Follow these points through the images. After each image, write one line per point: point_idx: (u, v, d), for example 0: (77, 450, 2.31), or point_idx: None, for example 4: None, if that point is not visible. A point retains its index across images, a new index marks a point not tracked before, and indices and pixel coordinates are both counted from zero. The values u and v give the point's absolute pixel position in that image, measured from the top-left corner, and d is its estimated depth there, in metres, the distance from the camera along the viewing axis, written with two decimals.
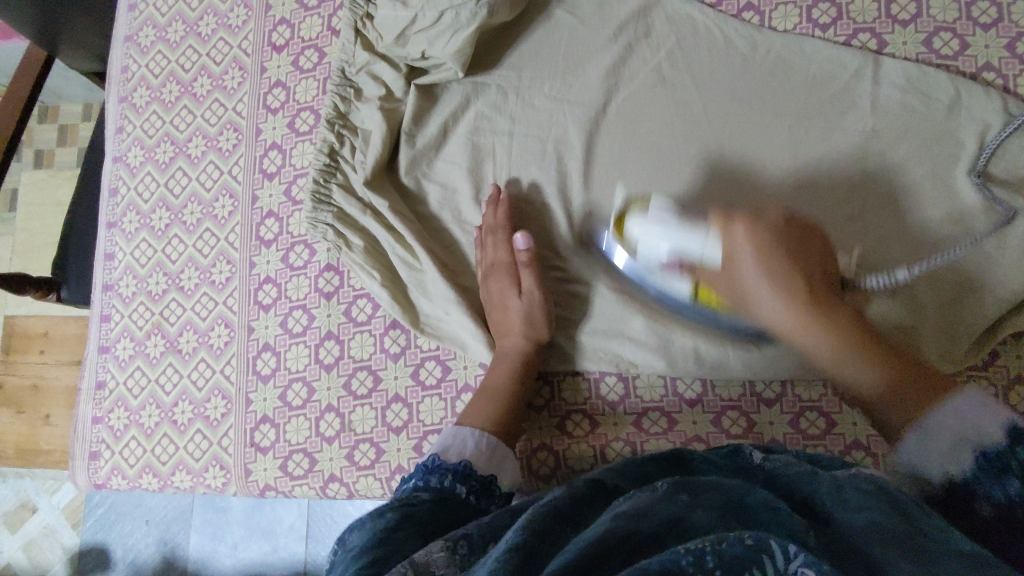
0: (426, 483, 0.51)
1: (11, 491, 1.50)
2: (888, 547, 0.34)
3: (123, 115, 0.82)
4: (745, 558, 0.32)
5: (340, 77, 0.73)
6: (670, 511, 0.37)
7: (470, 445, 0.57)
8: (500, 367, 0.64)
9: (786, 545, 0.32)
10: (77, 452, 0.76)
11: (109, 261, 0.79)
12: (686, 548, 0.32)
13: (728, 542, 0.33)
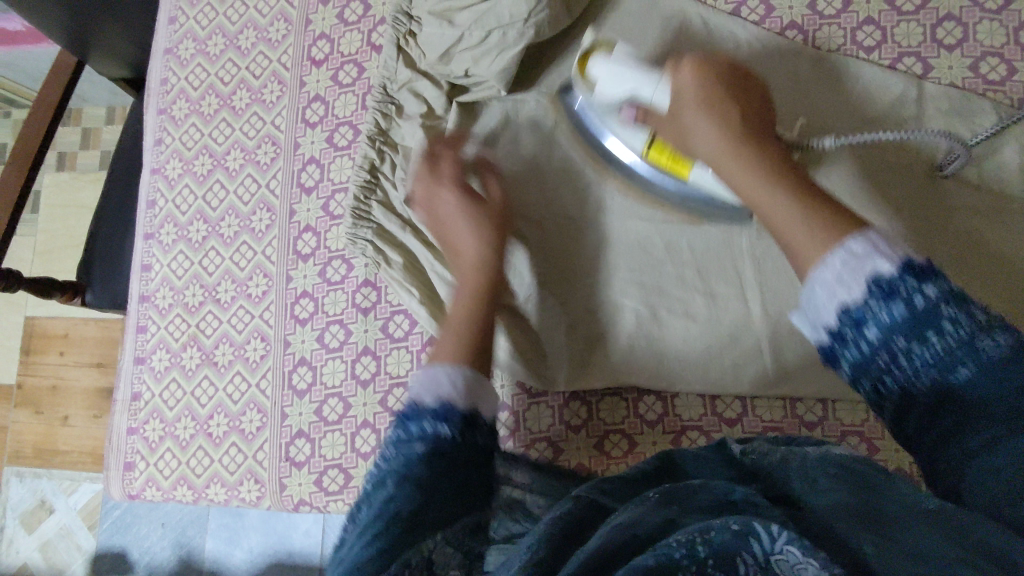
0: (420, 431, 0.47)
1: (30, 491, 1.51)
2: (912, 528, 0.34)
3: (162, 127, 0.82)
4: (738, 546, 0.31)
5: (381, 93, 0.73)
6: (664, 514, 0.37)
7: (445, 385, 0.50)
8: (466, 286, 0.62)
9: (772, 527, 0.32)
10: (112, 462, 0.76)
11: (146, 272, 0.79)
12: (679, 542, 0.32)
13: (714, 531, 0.32)
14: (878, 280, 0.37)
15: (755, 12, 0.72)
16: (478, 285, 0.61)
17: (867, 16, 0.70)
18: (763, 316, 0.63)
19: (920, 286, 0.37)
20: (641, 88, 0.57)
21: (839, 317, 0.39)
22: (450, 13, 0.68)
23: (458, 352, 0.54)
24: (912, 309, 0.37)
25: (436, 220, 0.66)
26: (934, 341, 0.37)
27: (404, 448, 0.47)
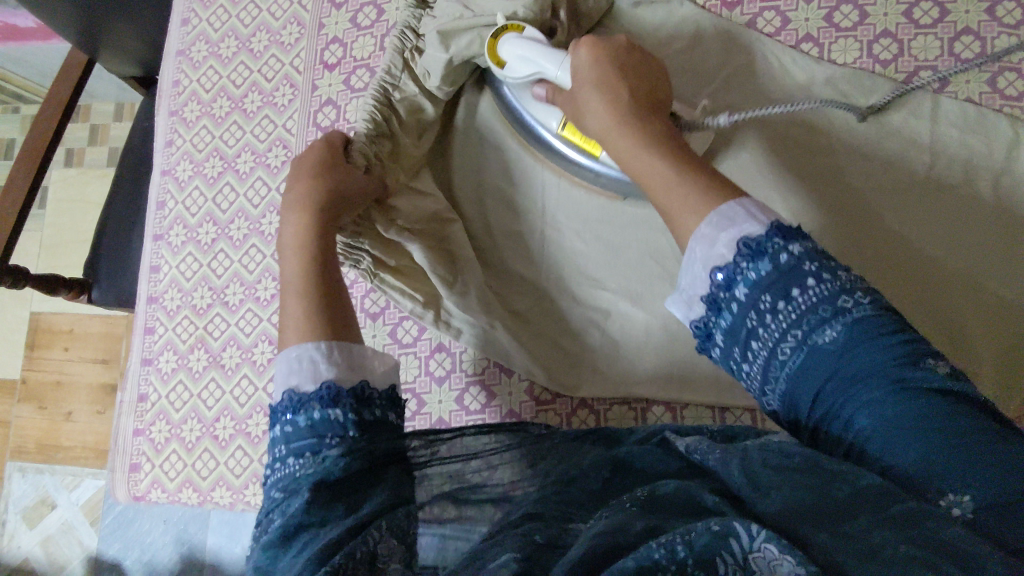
0: (309, 419, 0.44)
1: (32, 485, 1.51)
2: (863, 516, 0.31)
3: (173, 129, 0.82)
4: (715, 545, 0.29)
5: (379, 92, 0.67)
6: (644, 518, 0.34)
7: (322, 370, 0.46)
8: (294, 254, 0.55)
9: (749, 525, 0.30)
10: (117, 463, 0.76)
11: (154, 273, 0.79)
12: (658, 544, 0.30)
13: (695, 531, 0.30)
14: (747, 239, 0.40)
15: (770, 22, 0.72)
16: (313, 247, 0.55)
17: (884, 29, 0.69)
18: None
19: (784, 244, 0.40)
20: (546, 68, 0.61)
21: (711, 279, 0.42)
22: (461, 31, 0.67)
23: (311, 316, 0.50)
24: (778, 263, 0.39)
25: (302, 199, 0.57)
26: (796, 297, 0.39)
27: (295, 443, 0.43)
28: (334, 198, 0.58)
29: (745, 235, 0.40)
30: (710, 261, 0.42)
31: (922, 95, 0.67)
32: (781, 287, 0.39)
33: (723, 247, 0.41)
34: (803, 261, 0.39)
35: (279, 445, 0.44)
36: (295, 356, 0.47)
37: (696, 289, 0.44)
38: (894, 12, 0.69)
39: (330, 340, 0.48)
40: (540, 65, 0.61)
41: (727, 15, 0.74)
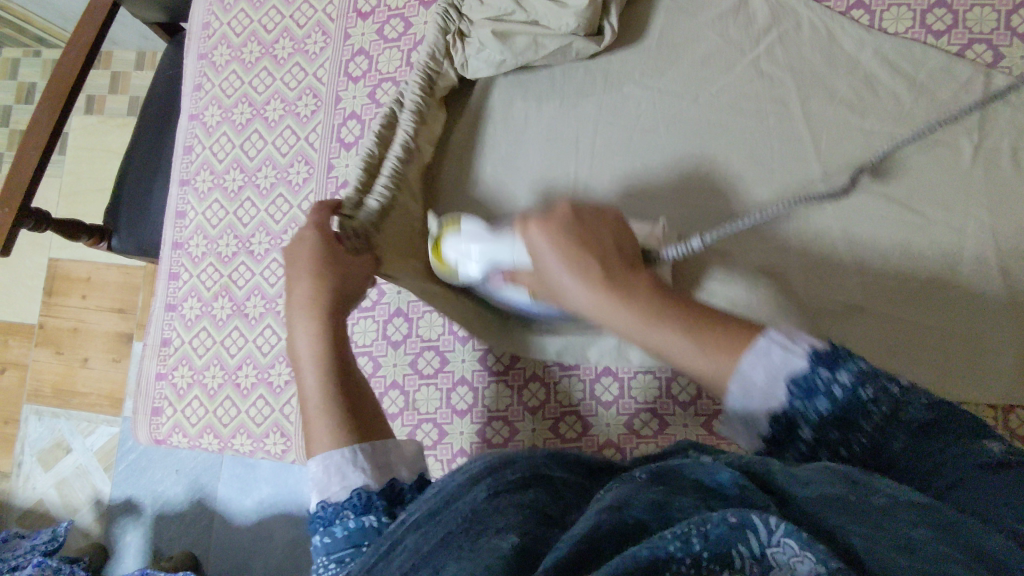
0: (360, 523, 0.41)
1: (48, 429, 1.53)
2: (901, 516, 0.30)
3: (202, 73, 0.81)
4: (730, 538, 0.28)
5: (425, 84, 0.69)
6: (650, 499, 0.33)
7: (348, 475, 0.45)
8: (309, 367, 0.52)
9: (768, 519, 0.28)
10: (140, 406, 0.77)
11: (180, 219, 0.79)
12: (671, 532, 0.28)
13: (711, 522, 0.29)
14: (797, 378, 0.38)
15: None
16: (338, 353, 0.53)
17: None
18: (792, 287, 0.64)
19: (834, 377, 0.36)
20: (502, 256, 0.57)
21: (765, 404, 0.39)
22: (511, 35, 0.68)
23: (338, 422, 0.49)
24: (835, 400, 0.36)
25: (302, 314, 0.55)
26: (824, 392, 0.37)
27: (337, 552, 0.41)
28: (345, 292, 0.57)
29: (794, 374, 0.38)
30: (745, 382, 0.39)
31: (977, 71, 0.64)
32: (808, 390, 0.37)
33: (761, 375, 0.39)
34: (842, 374, 0.36)
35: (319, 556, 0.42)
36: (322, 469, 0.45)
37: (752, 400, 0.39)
38: None
39: (353, 445, 0.47)
40: (495, 253, 0.58)
41: None
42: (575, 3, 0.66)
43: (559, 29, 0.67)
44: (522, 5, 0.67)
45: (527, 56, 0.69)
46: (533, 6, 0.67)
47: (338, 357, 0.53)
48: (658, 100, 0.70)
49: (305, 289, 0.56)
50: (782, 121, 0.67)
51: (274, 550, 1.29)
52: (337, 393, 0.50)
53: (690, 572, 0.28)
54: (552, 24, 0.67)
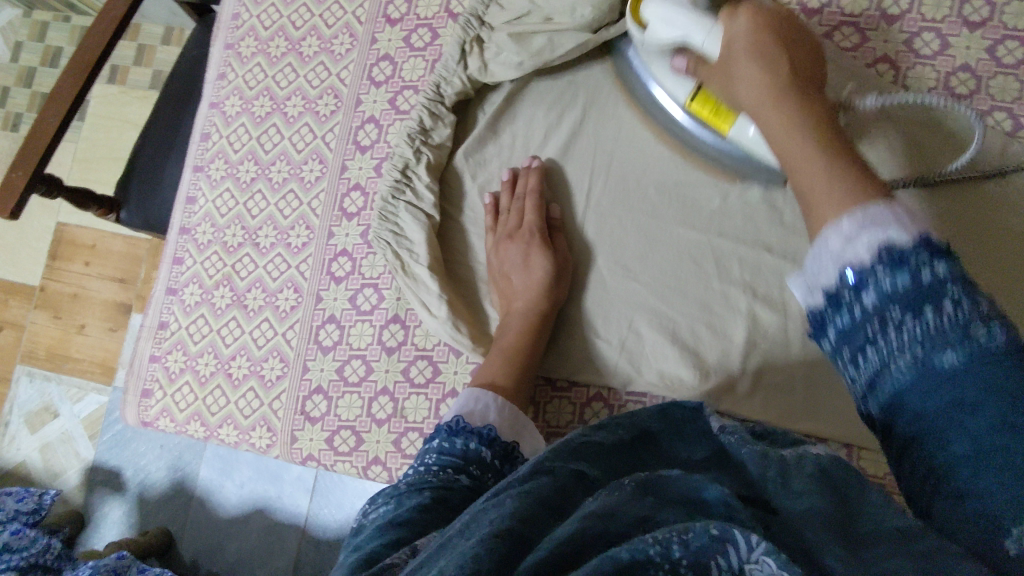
0: (450, 445, 0.53)
1: (38, 391, 1.54)
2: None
3: (227, 62, 0.82)
4: (710, 549, 0.28)
5: (433, 92, 0.71)
6: (639, 509, 0.33)
7: (489, 415, 0.58)
8: (512, 331, 0.65)
9: (750, 533, 0.28)
10: (131, 385, 0.77)
11: (190, 205, 0.79)
12: (652, 537, 0.28)
13: (691, 532, 0.28)
14: (890, 247, 0.35)
15: (847, 40, 0.70)
16: (528, 334, 0.65)
17: (964, 62, 0.67)
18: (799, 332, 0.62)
19: (931, 261, 0.35)
20: None
21: (840, 278, 0.37)
22: (529, 37, 0.69)
23: (509, 374, 0.62)
24: (918, 281, 0.35)
25: (529, 282, 0.65)
26: (929, 316, 0.35)
27: (447, 455, 0.52)
28: (561, 291, 0.67)
29: (890, 243, 0.35)
30: (842, 259, 0.37)
31: (995, 139, 0.64)
32: (919, 299, 0.35)
33: (862, 248, 0.36)
34: (948, 282, 0.35)
35: (428, 454, 0.52)
36: (473, 396, 0.59)
37: (820, 279, 0.39)
38: (977, 47, 0.66)
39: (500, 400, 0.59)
40: None
41: (804, 25, 0.71)
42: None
43: (574, 25, 0.67)
44: (539, 4, 0.68)
45: (545, 55, 0.69)
46: (547, 3, 0.68)
47: (525, 338, 0.64)
48: (677, 136, 0.70)
49: (543, 266, 0.66)
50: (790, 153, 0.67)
51: (249, 535, 1.29)
52: (519, 362, 0.63)
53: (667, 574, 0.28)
54: (567, 20, 0.67)
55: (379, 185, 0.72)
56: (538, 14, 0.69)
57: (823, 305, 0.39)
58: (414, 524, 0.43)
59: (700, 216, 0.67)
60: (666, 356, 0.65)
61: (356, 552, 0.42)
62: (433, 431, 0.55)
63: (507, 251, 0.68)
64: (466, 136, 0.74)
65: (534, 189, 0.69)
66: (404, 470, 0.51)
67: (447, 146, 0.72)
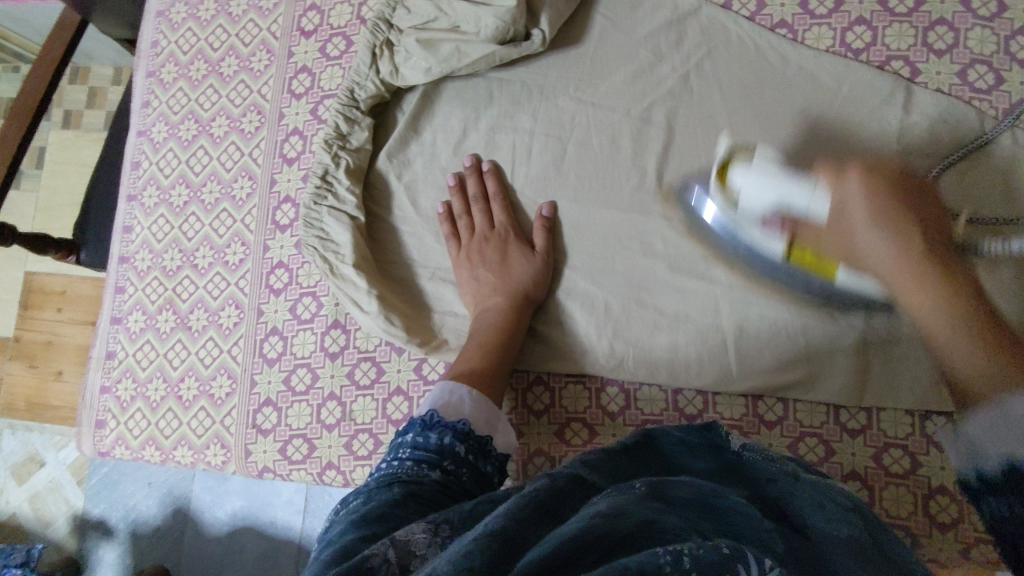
0: (424, 441, 0.54)
1: (21, 442, 1.53)
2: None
3: (150, 90, 0.83)
4: (723, 563, 0.31)
5: (348, 97, 0.72)
6: (644, 511, 0.37)
7: (464, 407, 0.58)
8: (482, 329, 0.66)
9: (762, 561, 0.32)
10: (84, 418, 0.78)
11: (127, 234, 0.80)
12: (664, 550, 0.31)
13: (704, 548, 0.32)
14: None
15: (747, 6, 0.71)
16: (505, 329, 0.65)
17: (859, 17, 0.68)
18: (726, 291, 0.65)
19: None
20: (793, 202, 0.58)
21: None
22: (436, 42, 0.69)
23: (483, 366, 0.63)
24: None
25: (506, 279, 0.67)
26: None
27: (422, 451, 0.53)
28: (543, 290, 0.68)
29: None
30: None
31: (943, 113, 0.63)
32: None
33: None
34: None
35: (404, 448, 0.53)
36: (448, 389, 0.59)
37: None
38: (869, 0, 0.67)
39: (473, 390, 0.59)
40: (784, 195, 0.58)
41: None
42: (494, 5, 0.67)
43: (479, 33, 0.68)
44: (444, 10, 0.69)
45: (452, 63, 0.70)
46: (453, 9, 0.68)
47: (500, 331, 0.65)
48: (592, 114, 0.71)
49: (527, 270, 0.67)
50: (707, 120, 0.68)
51: (245, 563, 1.29)
52: (499, 356, 0.64)
53: None
54: (472, 28, 0.68)
55: (305, 191, 0.73)
56: (445, 21, 0.69)
57: None
58: (387, 520, 0.44)
59: (623, 204, 0.68)
60: (606, 330, 0.67)
61: (329, 547, 0.43)
62: (408, 426, 0.56)
63: (486, 251, 0.69)
64: (387, 137, 0.74)
65: (494, 193, 0.71)
66: (379, 466, 0.52)
67: (366, 148, 0.73)
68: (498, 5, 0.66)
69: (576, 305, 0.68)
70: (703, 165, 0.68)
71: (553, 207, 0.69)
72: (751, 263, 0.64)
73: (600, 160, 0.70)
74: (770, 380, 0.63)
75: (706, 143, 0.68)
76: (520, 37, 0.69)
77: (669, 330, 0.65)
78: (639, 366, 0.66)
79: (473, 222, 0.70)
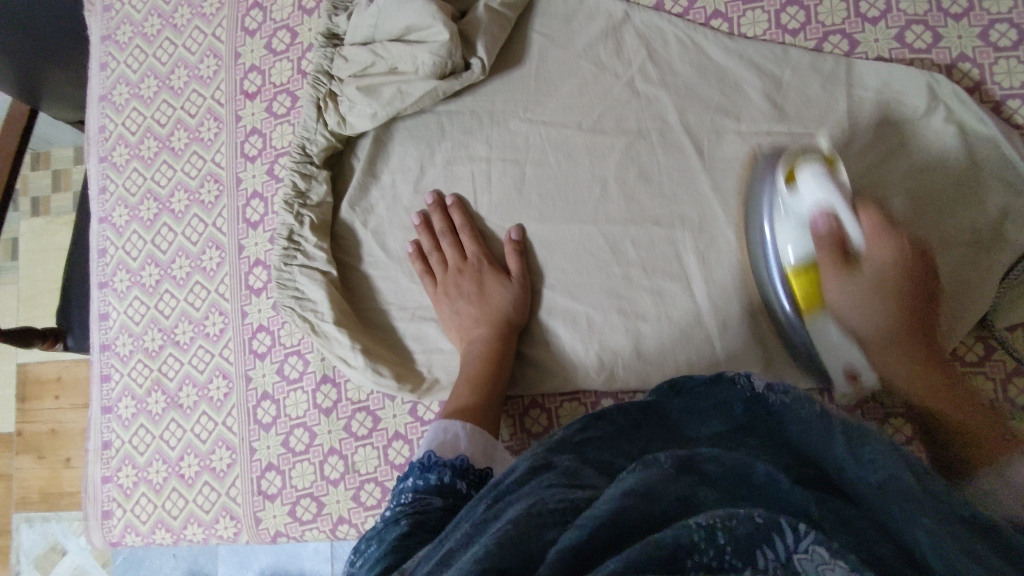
0: (425, 482, 0.53)
1: (41, 535, 1.52)
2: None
3: (105, 174, 0.83)
4: (758, 537, 0.31)
5: (300, 154, 0.73)
6: (677, 486, 0.36)
7: (461, 444, 0.58)
8: (469, 363, 0.66)
9: (796, 525, 0.32)
10: (89, 511, 0.77)
11: (104, 320, 0.80)
12: (697, 524, 0.32)
13: (740, 520, 0.32)
14: None
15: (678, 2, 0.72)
16: (493, 358, 0.65)
17: None
18: (704, 285, 0.65)
19: None
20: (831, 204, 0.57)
21: None
22: (378, 86, 0.70)
23: (476, 399, 0.63)
24: None
25: (486, 309, 0.67)
26: None
27: (424, 492, 0.52)
28: (525, 314, 0.68)
29: None
30: None
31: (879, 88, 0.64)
32: None
33: None
34: None
35: (406, 492, 0.53)
36: (443, 426, 0.59)
37: None
38: None
39: (468, 428, 0.59)
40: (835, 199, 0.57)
41: None
42: (428, 42, 0.67)
43: (418, 72, 0.68)
44: (380, 54, 0.69)
45: (396, 105, 0.70)
46: (388, 52, 0.69)
47: (488, 361, 0.65)
48: (543, 132, 0.71)
49: (505, 296, 0.68)
50: (659, 121, 0.69)
51: None
52: (491, 386, 0.64)
53: (713, 565, 0.31)
54: (410, 67, 0.68)
55: (272, 252, 0.73)
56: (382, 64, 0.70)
57: None
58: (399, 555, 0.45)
59: (588, 215, 0.69)
60: (593, 341, 0.67)
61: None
62: (407, 470, 0.55)
63: (462, 283, 0.69)
64: (346, 186, 0.74)
65: (460, 224, 0.71)
66: (381, 513, 0.52)
67: (327, 201, 0.73)
68: (432, 41, 0.67)
69: (560, 324, 0.68)
70: (664, 164, 0.68)
71: (521, 229, 0.70)
72: (724, 254, 0.65)
73: (561, 176, 0.70)
74: (761, 368, 0.64)
75: (663, 144, 0.68)
76: (459, 67, 0.69)
77: (653, 333, 0.65)
78: (631, 375, 0.66)
79: (443, 256, 0.70)
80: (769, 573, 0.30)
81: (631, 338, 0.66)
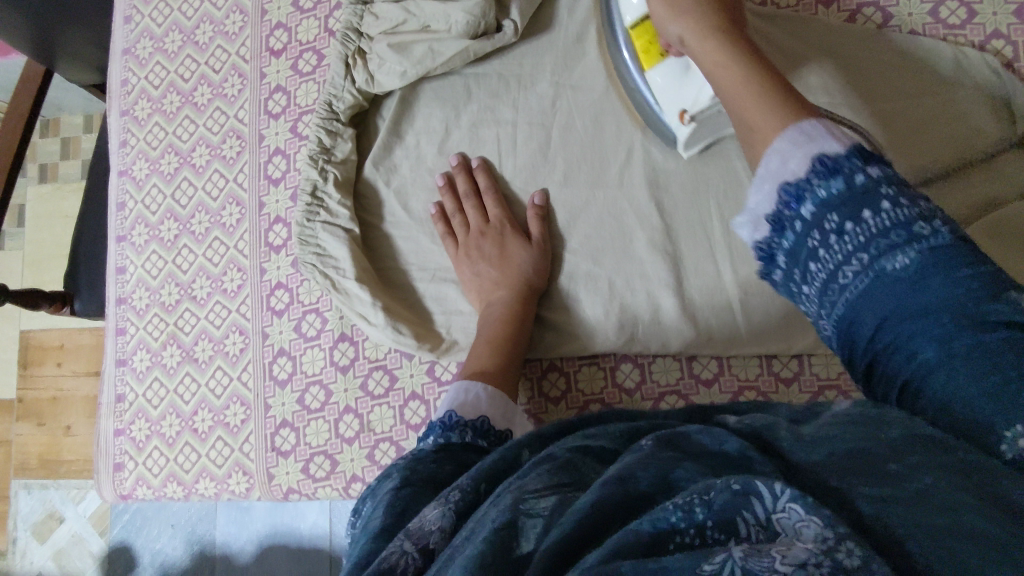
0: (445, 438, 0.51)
1: (38, 501, 1.51)
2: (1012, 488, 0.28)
3: (126, 128, 0.83)
4: (735, 505, 0.28)
5: (326, 110, 0.72)
6: (654, 470, 0.33)
7: (482, 405, 0.57)
8: (488, 324, 0.66)
9: (772, 484, 0.28)
10: (101, 464, 0.77)
11: (121, 274, 0.80)
12: (676, 503, 0.29)
13: (714, 491, 0.29)
14: (823, 159, 0.39)
15: None
16: (512, 321, 0.65)
17: None
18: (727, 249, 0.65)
19: (863, 167, 0.38)
20: None
21: (779, 200, 0.40)
22: (409, 45, 0.70)
23: (494, 360, 0.62)
24: (854, 184, 0.38)
25: (507, 272, 0.67)
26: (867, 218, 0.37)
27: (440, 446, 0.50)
28: (544, 279, 0.68)
29: (822, 155, 0.39)
30: (779, 178, 0.40)
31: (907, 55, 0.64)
32: (855, 199, 0.37)
33: (796, 164, 0.40)
34: (881, 183, 0.38)
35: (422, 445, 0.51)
36: (463, 387, 0.58)
37: (765, 209, 0.41)
38: None
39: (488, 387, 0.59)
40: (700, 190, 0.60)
41: None
42: (461, 1, 0.67)
43: (450, 30, 0.68)
44: (412, 12, 0.69)
45: (426, 64, 0.70)
46: (420, 10, 0.69)
47: (507, 324, 0.65)
48: (571, 95, 0.71)
49: (526, 259, 0.67)
50: None
51: None
52: (511, 349, 0.64)
53: (694, 543, 0.28)
54: (443, 25, 0.68)
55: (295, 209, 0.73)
56: (414, 22, 0.70)
57: (769, 234, 0.42)
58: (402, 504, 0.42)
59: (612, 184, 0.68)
60: (614, 305, 0.66)
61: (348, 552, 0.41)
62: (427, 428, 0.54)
63: (485, 248, 0.69)
64: (371, 145, 0.74)
65: (485, 187, 0.71)
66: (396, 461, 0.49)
67: (352, 159, 0.73)
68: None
69: (581, 288, 0.68)
70: None
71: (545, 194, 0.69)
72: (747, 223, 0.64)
73: (587, 141, 0.70)
74: (781, 338, 0.63)
75: None
76: (491, 28, 0.69)
77: (675, 301, 0.65)
78: (651, 342, 0.65)
79: (466, 218, 0.70)
80: (752, 542, 0.27)
81: (650, 305, 0.65)
